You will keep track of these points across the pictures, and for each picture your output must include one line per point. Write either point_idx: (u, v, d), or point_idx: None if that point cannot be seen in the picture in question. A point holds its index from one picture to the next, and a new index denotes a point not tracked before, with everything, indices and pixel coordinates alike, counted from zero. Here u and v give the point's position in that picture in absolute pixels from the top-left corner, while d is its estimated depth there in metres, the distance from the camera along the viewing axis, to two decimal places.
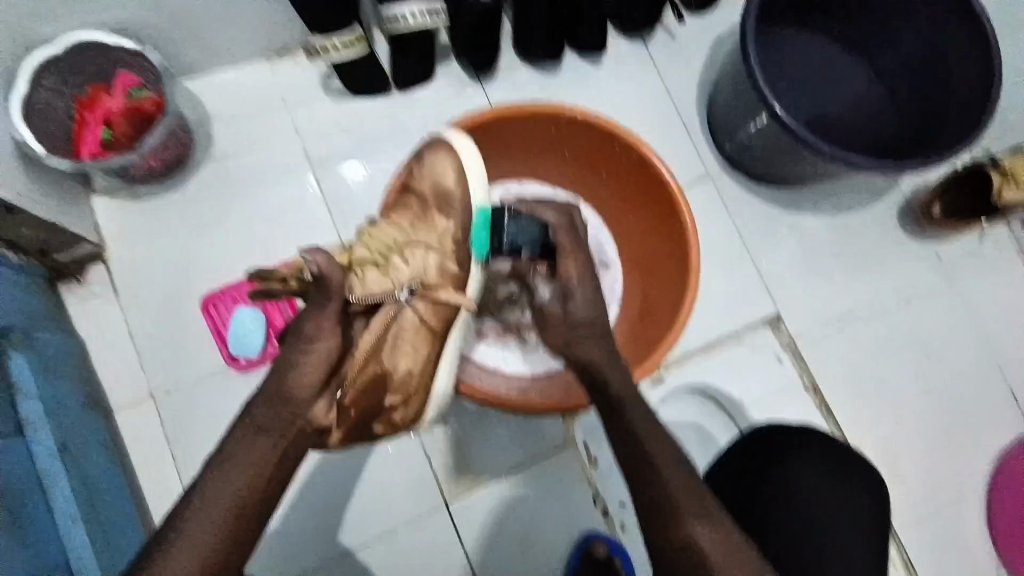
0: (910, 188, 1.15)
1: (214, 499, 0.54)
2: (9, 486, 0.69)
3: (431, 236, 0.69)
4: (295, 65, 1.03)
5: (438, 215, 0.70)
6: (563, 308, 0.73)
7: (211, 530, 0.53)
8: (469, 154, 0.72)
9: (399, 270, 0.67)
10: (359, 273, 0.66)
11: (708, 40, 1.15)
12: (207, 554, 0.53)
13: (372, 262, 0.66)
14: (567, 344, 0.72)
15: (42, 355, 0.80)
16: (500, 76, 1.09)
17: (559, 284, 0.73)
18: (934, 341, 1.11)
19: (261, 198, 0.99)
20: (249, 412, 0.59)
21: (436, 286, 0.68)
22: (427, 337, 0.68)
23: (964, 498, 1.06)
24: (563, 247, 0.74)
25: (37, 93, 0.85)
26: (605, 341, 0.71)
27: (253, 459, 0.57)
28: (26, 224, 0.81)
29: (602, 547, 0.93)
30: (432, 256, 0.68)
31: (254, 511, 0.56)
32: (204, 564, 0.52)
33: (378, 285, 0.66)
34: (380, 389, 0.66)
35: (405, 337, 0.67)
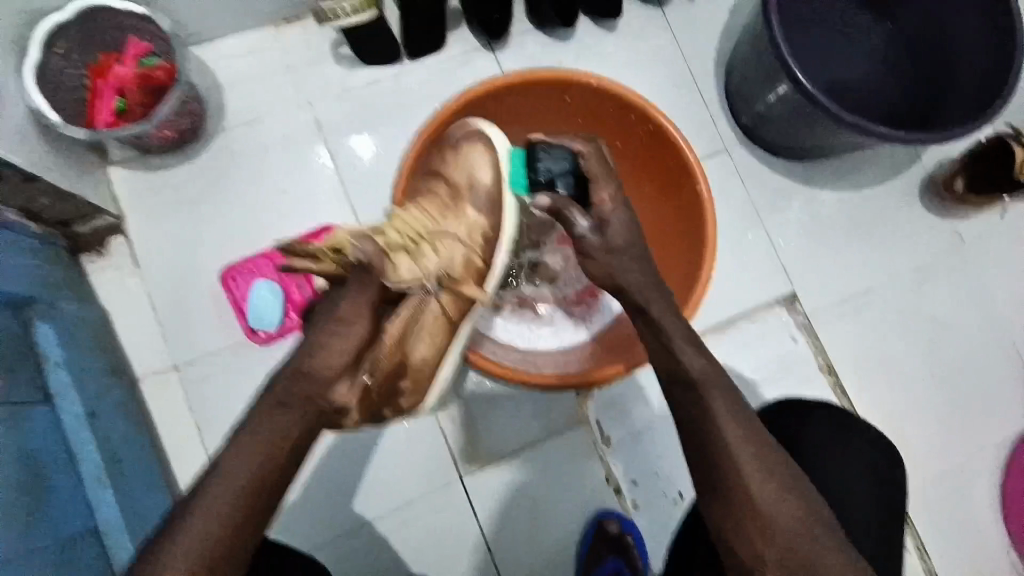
0: (931, 162, 1.13)
1: (236, 467, 0.55)
2: (39, 450, 0.73)
3: (460, 229, 0.71)
4: (304, 32, 1.02)
5: (469, 208, 0.72)
6: (601, 240, 0.70)
7: (230, 503, 0.54)
8: (502, 145, 0.74)
9: (429, 261, 0.68)
10: (392, 260, 0.66)
11: (727, 6, 1.11)
12: (226, 522, 0.53)
13: (404, 249, 0.67)
14: (610, 273, 0.69)
15: (66, 323, 0.82)
16: (512, 44, 1.06)
17: (595, 214, 0.70)
18: (948, 318, 1.10)
19: (275, 169, 0.99)
20: (273, 388, 0.61)
21: (460, 279, 0.70)
22: (445, 328, 0.71)
23: (972, 472, 1.07)
24: (596, 174, 0.71)
25: (50, 61, 0.85)
26: (646, 265, 0.70)
27: (276, 429, 0.58)
28: (46, 192, 0.82)
29: (613, 525, 0.97)
30: (460, 249, 0.70)
31: (273, 483, 0.57)
32: (223, 534, 0.53)
33: (409, 273, 0.66)
34: (399, 374, 0.69)
35: (426, 327, 0.69)
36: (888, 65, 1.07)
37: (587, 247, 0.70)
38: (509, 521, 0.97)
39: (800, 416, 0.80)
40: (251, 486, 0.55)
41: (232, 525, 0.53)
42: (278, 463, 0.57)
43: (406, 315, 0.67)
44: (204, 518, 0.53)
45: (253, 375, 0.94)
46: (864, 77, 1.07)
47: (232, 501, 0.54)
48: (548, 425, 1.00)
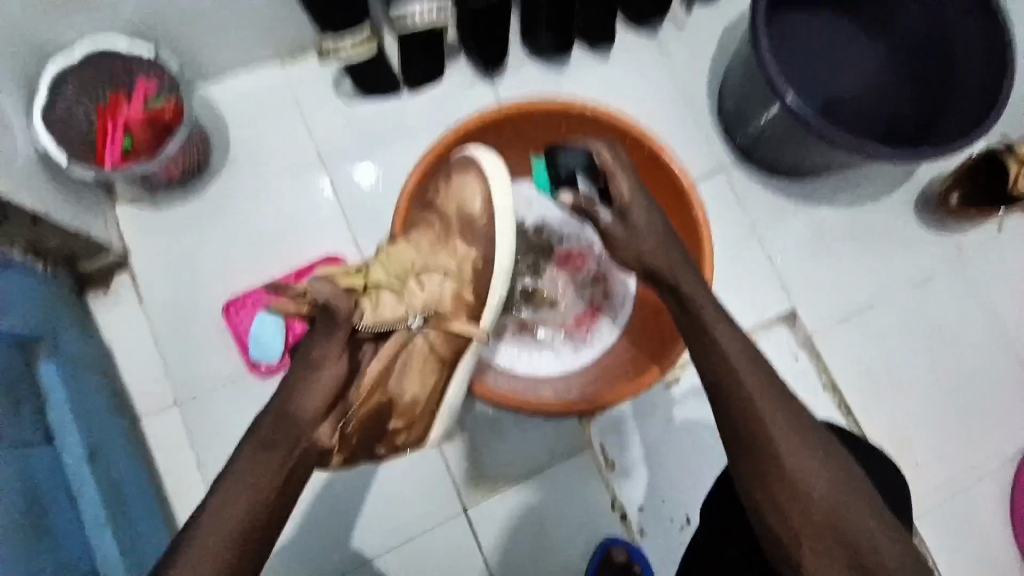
0: (926, 178, 1.13)
1: (220, 514, 0.54)
2: (37, 488, 0.72)
3: (449, 262, 0.73)
4: (305, 67, 1.04)
5: (461, 240, 0.73)
6: (623, 230, 0.71)
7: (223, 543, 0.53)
8: (494, 172, 0.74)
9: (414, 296, 0.69)
10: (375, 296, 0.68)
11: (717, 30, 1.14)
12: (213, 567, 0.52)
13: (388, 286, 0.69)
14: (640, 265, 0.70)
15: (70, 359, 0.83)
16: (509, 73, 1.09)
17: (615, 206, 0.72)
18: (951, 333, 1.10)
19: (276, 201, 1.01)
20: (258, 426, 0.59)
21: (448, 314, 0.71)
22: (434, 365, 0.73)
23: (983, 491, 1.05)
24: (606, 165, 0.72)
25: (58, 103, 0.86)
26: (675, 249, 0.70)
27: (260, 474, 0.56)
28: (53, 232, 0.83)
29: (621, 553, 0.94)
30: (447, 283, 0.72)
31: (262, 524, 0.55)
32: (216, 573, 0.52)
33: (391, 311, 0.68)
34: (386, 412, 0.72)
35: (412, 365, 0.72)
36: (880, 84, 1.08)
37: (613, 239, 0.72)
38: (513, 547, 0.96)
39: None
40: (237, 534, 0.54)
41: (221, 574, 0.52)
42: (265, 508, 0.56)
43: (387, 358, 0.69)
44: (190, 567, 0.51)
45: (255, 405, 0.94)
46: (856, 96, 1.09)
47: (218, 549, 0.53)
48: (551, 452, 0.99)
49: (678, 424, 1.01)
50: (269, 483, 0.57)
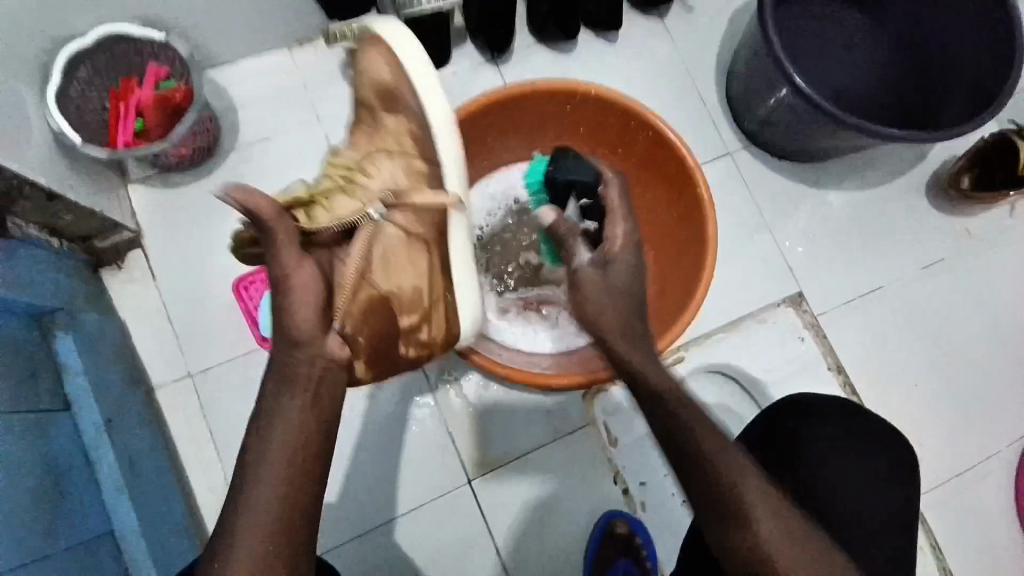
0: (938, 163, 1.12)
1: (267, 476, 0.53)
2: (59, 459, 0.76)
3: (390, 143, 0.74)
4: (315, 52, 1.05)
5: (388, 118, 0.74)
6: (598, 277, 0.63)
7: (273, 506, 0.52)
8: (399, 42, 0.73)
9: (366, 186, 0.71)
10: (330, 201, 0.69)
11: (725, 13, 1.13)
12: (267, 530, 0.51)
13: (339, 189, 0.71)
14: (588, 317, 0.62)
15: (88, 335, 0.85)
16: (515, 56, 1.09)
17: (600, 252, 0.66)
18: (962, 318, 1.09)
19: (286, 182, 1.02)
20: (272, 367, 0.58)
21: (408, 191, 0.71)
22: (419, 246, 0.71)
23: (993, 475, 1.05)
24: (613, 209, 0.68)
25: (71, 86, 0.89)
26: (643, 318, 0.62)
27: (290, 418, 0.56)
28: (68, 210, 0.85)
29: (623, 526, 0.95)
30: (396, 162, 0.73)
31: (312, 470, 0.55)
32: (268, 533, 0.51)
33: (349, 205, 0.69)
34: (390, 309, 0.68)
35: (395, 253, 0.69)
36: (889, 67, 1.07)
37: (580, 281, 0.64)
38: (519, 523, 0.97)
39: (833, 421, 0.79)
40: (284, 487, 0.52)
41: (281, 533, 0.52)
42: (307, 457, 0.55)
43: (363, 250, 0.66)
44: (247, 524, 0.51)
45: None
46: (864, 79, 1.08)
47: (266, 505, 0.52)
48: (556, 429, 1.00)
49: None
50: (302, 434, 0.55)
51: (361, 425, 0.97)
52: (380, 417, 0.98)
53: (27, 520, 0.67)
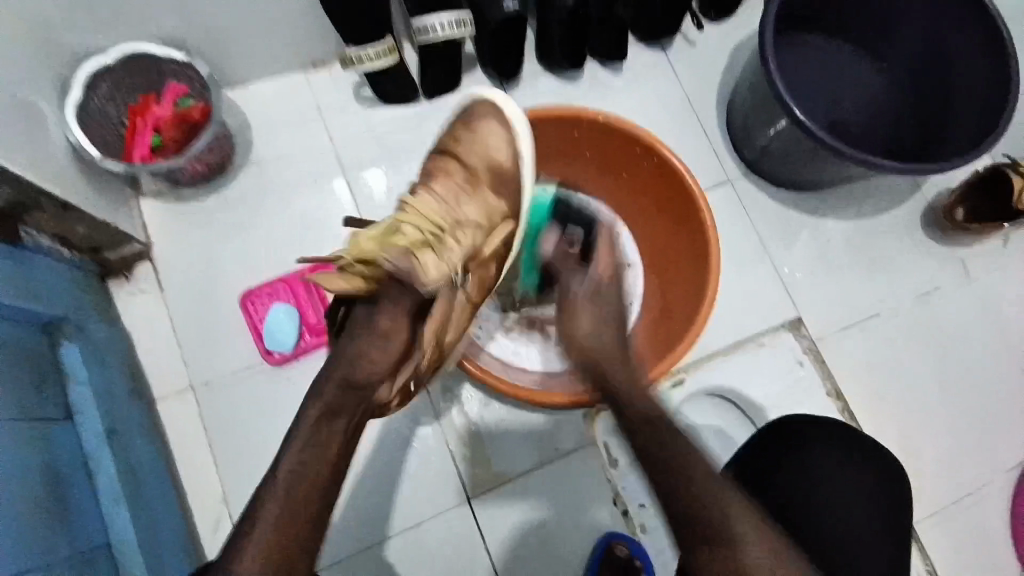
0: (932, 195, 1.15)
1: (288, 479, 0.62)
2: (58, 468, 0.75)
3: (480, 215, 0.74)
4: (328, 74, 1.08)
5: (490, 191, 0.74)
6: (590, 304, 0.76)
7: (284, 511, 0.60)
8: (516, 119, 0.76)
9: (453, 253, 0.71)
10: (420, 257, 0.70)
11: (726, 47, 1.17)
12: (277, 529, 0.59)
13: (429, 245, 0.70)
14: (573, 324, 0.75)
15: (94, 344, 0.86)
16: (523, 84, 1.13)
17: (592, 283, 0.78)
18: (958, 346, 1.10)
19: (295, 200, 1.04)
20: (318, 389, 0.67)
21: (483, 259, 0.75)
22: (469, 310, 0.79)
23: (993, 504, 1.05)
24: (601, 249, 0.81)
25: (91, 101, 0.91)
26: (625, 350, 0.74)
27: (315, 443, 0.64)
28: (83, 220, 0.86)
29: (622, 548, 0.95)
30: (480, 230, 0.74)
31: (319, 488, 0.63)
32: (277, 536, 0.59)
33: (436, 269, 0.70)
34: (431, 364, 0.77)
35: (455, 316, 0.76)
36: (882, 103, 1.11)
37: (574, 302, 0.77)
38: (517, 544, 0.96)
39: (800, 442, 0.79)
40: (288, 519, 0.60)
41: (286, 532, 0.60)
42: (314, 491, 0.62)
43: (438, 320, 0.72)
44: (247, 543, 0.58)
45: (268, 397, 0.95)
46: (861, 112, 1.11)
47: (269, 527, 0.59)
48: (557, 449, 1.00)
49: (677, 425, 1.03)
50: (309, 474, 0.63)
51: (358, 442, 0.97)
52: (380, 435, 0.98)
53: (27, 529, 0.66)
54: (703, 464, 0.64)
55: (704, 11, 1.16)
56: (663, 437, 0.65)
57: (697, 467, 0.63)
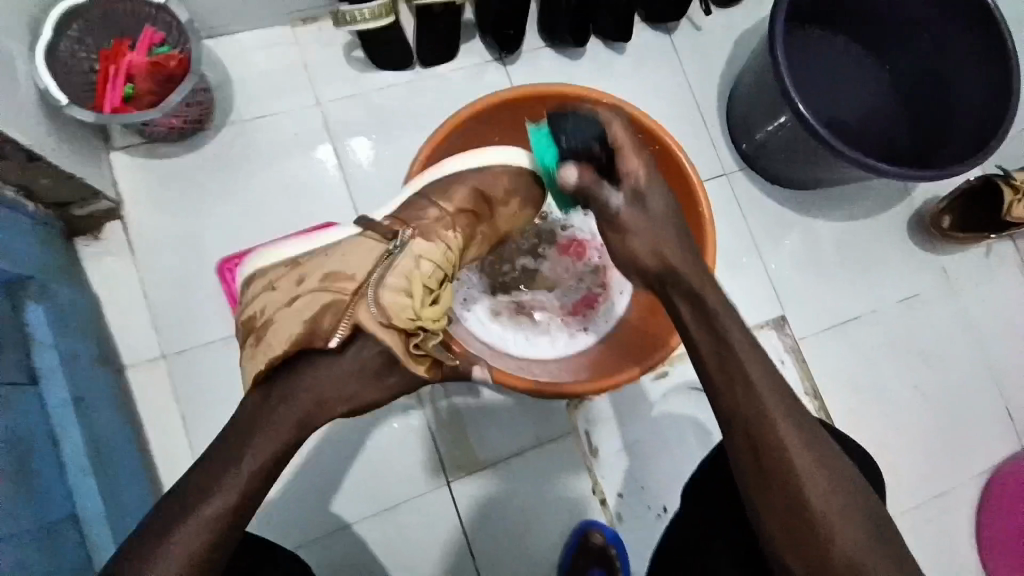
0: (921, 201, 1.16)
1: (238, 469, 0.57)
2: (19, 435, 0.71)
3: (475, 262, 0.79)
4: (318, 33, 1.03)
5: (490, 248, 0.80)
6: (642, 215, 0.67)
7: (226, 497, 0.55)
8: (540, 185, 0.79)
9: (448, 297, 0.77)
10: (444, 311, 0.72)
11: (732, 36, 1.15)
12: (216, 515, 0.54)
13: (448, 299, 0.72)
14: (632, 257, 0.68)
15: (60, 306, 0.81)
16: (524, 58, 1.08)
17: (627, 186, 0.68)
18: (933, 350, 1.13)
19: (280, 166, 0.99)
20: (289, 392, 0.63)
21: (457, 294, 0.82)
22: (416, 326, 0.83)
23: (952, 502, 1.09)
24: (622, 143, 0.67)
25: (61, 42, 0.84)
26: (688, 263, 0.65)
27: (272, 433, 0.60)
28: (46, 173, 0.80)
29: (598, 536, 0.96)
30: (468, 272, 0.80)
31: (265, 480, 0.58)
32: (212, 521, 0.54)
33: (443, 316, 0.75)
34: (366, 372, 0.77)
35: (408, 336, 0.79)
36: (883, 104, 1.11)
37: (627, 222, 0.67)
38: (494, 527, 0.97)
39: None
40: (203, 536, 0.53)
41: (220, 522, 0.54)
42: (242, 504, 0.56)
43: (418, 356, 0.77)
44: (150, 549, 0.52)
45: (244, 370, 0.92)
46: (862, 112, 1.10)
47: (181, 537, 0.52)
48: (539, 435, 1.00)
49: (657, 416, 1.03)
50: (245, 484, 0.56)
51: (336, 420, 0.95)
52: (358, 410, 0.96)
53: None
54: (773, 404, 0.56)
55: None
56: (721, 371, 0.58)
57: (759, 400, 0.56)
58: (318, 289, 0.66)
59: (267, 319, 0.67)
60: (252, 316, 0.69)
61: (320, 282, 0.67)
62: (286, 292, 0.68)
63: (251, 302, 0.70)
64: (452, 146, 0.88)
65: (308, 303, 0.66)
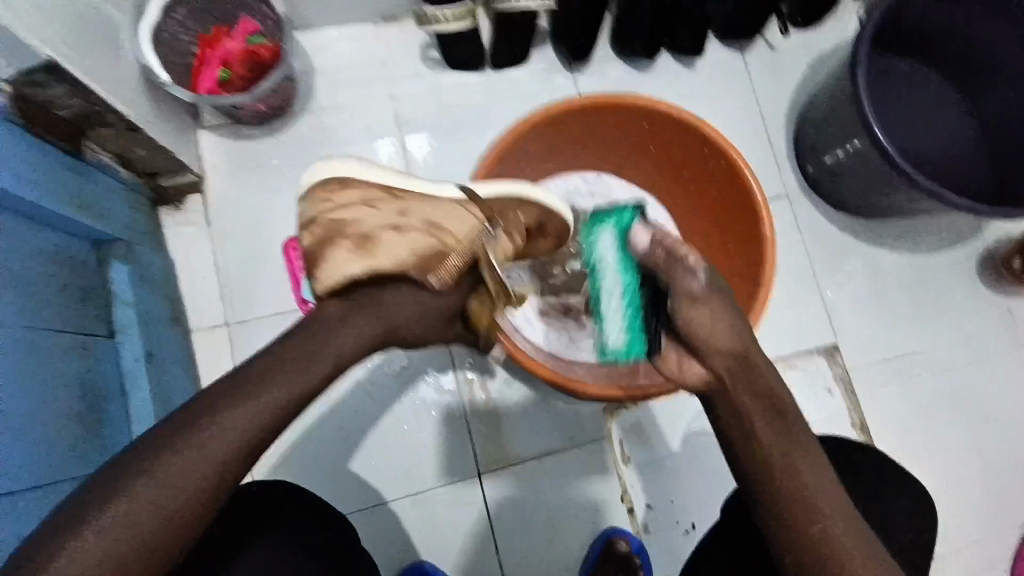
0: (994, 241, 1.11)
1: (220, 423, 0.50)
2: (95, 382, 0.77)
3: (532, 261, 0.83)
4: (399, 30, 1.07)
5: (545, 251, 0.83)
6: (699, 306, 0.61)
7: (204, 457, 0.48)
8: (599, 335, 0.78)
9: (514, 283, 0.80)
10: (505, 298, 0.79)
11: (806, 58, 1.13)
12: (200, 470, 0.48)
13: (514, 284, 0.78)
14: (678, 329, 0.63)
15: (141, 267, 0.87)
16: (593, 67, 1.10)
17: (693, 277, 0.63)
18: (993, 396, 1.08)
19: (350, 153, 1.03)
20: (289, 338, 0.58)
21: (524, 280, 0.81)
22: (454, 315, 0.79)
23: (1001, 558, 1.03)
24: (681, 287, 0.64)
25: (165, 23, 0.90)
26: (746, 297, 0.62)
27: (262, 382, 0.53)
28: (142, 143, 0.86)
29: (623, 544, 0.96)
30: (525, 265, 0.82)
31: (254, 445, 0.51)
32: (192, 478, 0.47)
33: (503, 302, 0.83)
34: None
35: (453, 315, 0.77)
36: (962, 138, 1.07)
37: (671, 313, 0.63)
38: (520, 525, 0.97)
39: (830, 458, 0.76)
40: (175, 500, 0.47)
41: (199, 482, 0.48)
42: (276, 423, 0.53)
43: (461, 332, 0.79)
44: (177, 466, 0.47)
45: None
46: (937, 144, 1.07)
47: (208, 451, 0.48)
48: (572, 438, 1.00)
49: (694, 433, 1.02)
50: (228, 441, 0.49)
51: (380, 401, 0.98)
52: (399, 393, 0.99)
53: (53, 436, 0.67)
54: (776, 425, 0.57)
55: (791, 16, 1.11)
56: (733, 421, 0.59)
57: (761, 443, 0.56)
58: (420, 230, 0.63)
59: (366, 234, 0.62)
60: (338, 216, 0.63)
61: (421, 224, 0.63)
62: (384, 216, 0.63)
63: (338, 207, 0.64)
64: (518, 146, 0.89)
65: (410, 240, 0.63)
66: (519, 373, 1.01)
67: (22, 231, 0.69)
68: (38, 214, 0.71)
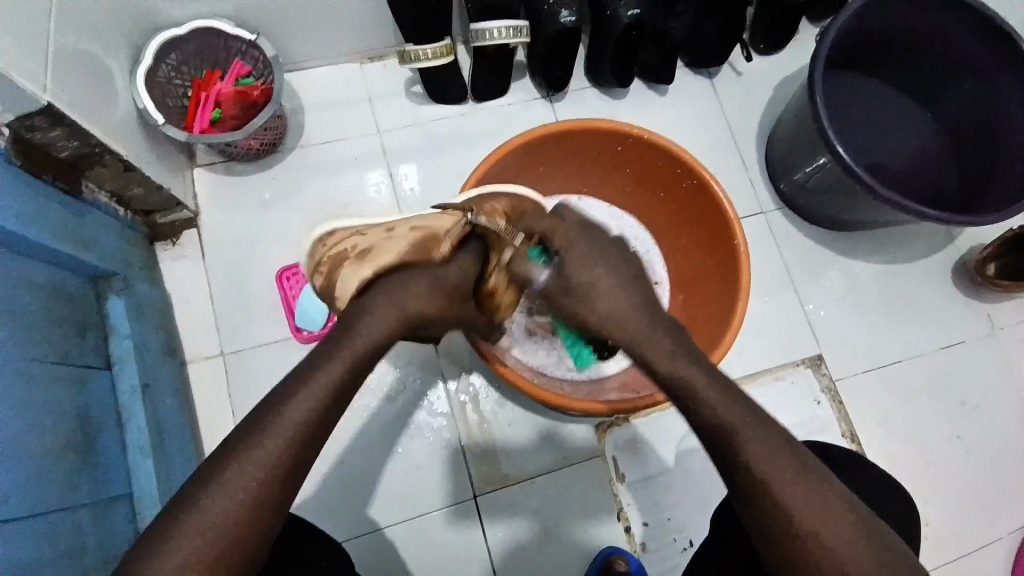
0: (965, 247, 1.15)
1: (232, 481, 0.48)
2: (92, 414, 0.78)
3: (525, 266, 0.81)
4: (383, 68, 1.12)
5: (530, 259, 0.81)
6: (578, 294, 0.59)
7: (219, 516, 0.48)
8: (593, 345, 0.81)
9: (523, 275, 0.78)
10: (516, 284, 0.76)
11: (773, 81, 1.19)
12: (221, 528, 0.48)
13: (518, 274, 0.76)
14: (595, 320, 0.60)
15: (137, 301, 0.90)
16: (570, 96, 1.15)
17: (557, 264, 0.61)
18: (975, 397, 1.10)
19: (340, 185, 1.07)
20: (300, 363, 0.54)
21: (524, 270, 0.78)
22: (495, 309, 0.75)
23: (996, 558, 1.04)
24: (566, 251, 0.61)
25: (160, 68, 0.95)
26: None
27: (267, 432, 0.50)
28: (139, 182, 0.90)
29: (622, 563, 0.93)
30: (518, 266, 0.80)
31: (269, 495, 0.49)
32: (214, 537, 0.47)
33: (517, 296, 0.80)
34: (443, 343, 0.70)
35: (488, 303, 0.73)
36: (924, 150, 1.12)
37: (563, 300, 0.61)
38: (517, 546, 0.98)
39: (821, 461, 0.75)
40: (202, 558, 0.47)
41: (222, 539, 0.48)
42: (312, 437, 0.51)
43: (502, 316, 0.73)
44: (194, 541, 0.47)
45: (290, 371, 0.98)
46: (901, 157, 1.12)
47: (259, 469, 0.49)
48: (566, 456, 1.01)
49: (686, 447, 1.03)
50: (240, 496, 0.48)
51: (374, 426, 0.99)
52: (393, 418, 1.00)
53: (51, 467, 0.69)
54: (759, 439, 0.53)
55: (755, 43, 1.17)
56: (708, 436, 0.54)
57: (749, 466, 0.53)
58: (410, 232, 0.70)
59: (366, 248, 0.69)
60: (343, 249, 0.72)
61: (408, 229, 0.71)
62: (375, 237, 0.71)
63: (334, 249, 0.73)
64: (499, 170, 0.93)
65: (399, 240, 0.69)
66: (511, 393, 1.03)
67: (22, 268, 0.72)
68: (37, 252, 0.74)
